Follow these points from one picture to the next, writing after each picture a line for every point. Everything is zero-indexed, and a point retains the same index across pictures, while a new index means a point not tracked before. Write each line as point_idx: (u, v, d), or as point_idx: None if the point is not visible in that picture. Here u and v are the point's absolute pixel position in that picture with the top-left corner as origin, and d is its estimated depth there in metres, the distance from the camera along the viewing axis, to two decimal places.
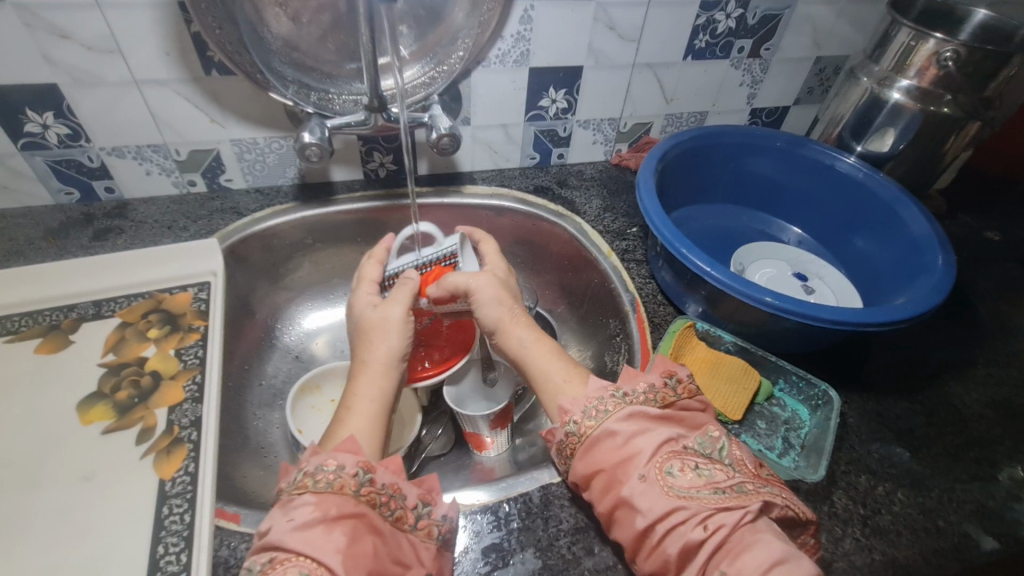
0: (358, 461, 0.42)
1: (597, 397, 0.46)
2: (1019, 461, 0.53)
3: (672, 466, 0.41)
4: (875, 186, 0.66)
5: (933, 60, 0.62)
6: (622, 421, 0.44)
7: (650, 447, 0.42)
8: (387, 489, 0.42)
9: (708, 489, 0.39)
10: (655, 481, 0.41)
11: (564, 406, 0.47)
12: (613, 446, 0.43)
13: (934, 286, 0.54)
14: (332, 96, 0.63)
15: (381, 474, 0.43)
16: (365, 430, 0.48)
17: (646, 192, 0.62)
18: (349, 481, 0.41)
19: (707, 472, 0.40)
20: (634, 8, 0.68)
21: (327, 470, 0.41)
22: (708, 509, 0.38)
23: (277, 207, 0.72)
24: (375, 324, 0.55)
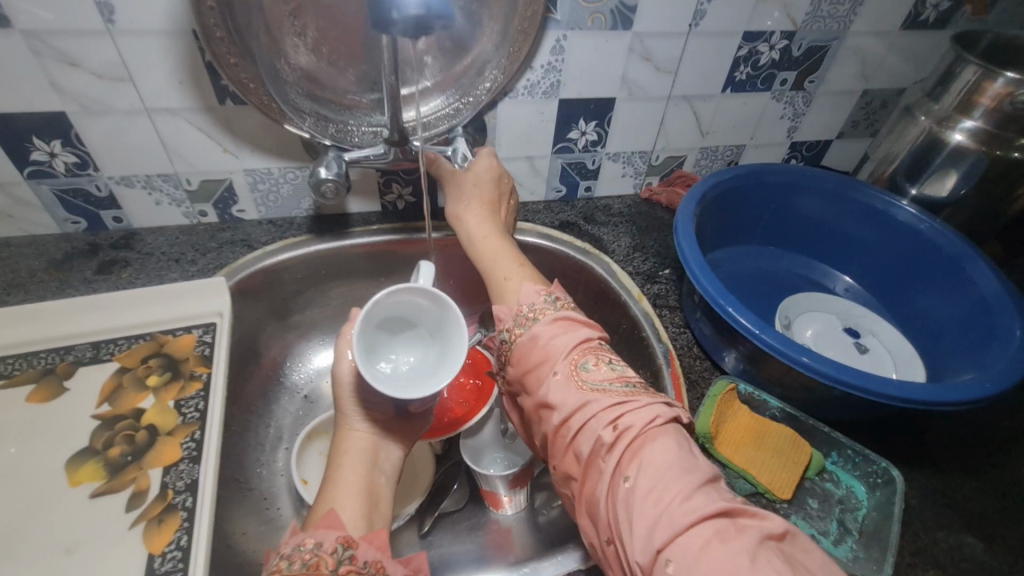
0: (338, 537, 0.40)
1: (530, 304, 0.49)
2: None
3: (586, 362, 0.43)
4: (937, 237, 0.60)
5: (1003, 101, 0.57)
6: (548, 323, 0.47)
7: (571, 342, 0.45)
8: (369, 567, 0.40)
9: (616, 382, 0.42)
10: (569, 378, 0.43)
11: (500, 316, 0.50)
12: (539, 345, 0.46)
13: (1015, 358, 0.49)
14: (351, 127, 0.60)
15: (363, 549, 0.40)
16: (351, 493, 0.45)
17: (685, 238, 0.57)
18: (327, 559, 0.39)
19: (616, 365, 0.43)
20: (672, 39, 0.64)
21: (303, 549, 0.39)
22: (615, 398, 0.41)
23: (289, 239, 0.68)
24: (343, 386, 0.50)
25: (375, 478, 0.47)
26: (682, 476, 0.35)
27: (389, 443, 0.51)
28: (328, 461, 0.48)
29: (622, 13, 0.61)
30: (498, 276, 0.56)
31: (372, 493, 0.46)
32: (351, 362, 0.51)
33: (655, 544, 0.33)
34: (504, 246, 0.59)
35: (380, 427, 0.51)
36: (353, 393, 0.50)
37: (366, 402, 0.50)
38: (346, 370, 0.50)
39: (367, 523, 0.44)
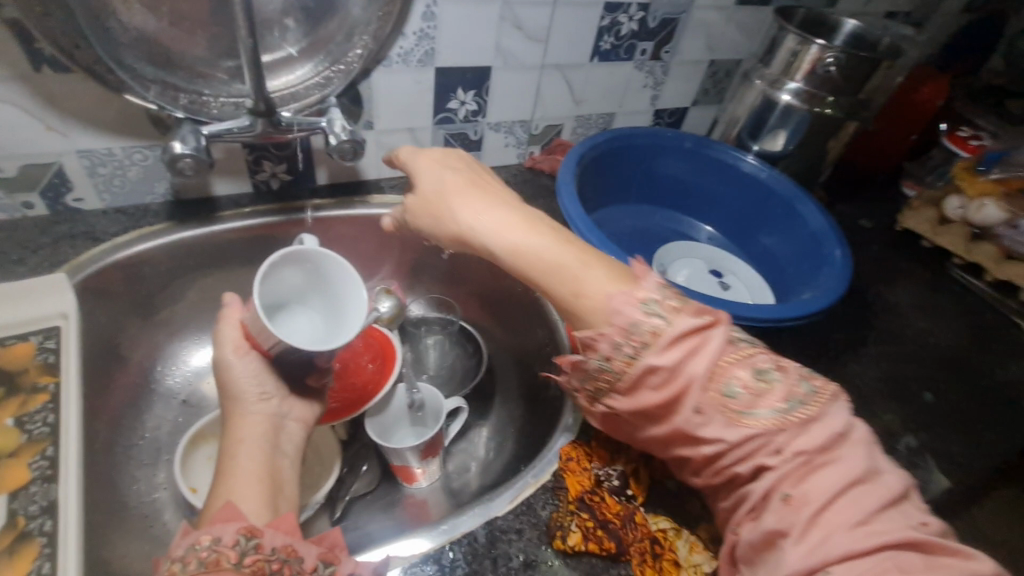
0: (239, 528, 0.38)
1: (628, 322, 0.40)
2: (912, 430, 0.59)
3: (732, 383, 0.38)
4: (773, 184, 0.69)
5: (817, 66, 0.66)
6: (665, 349, 0.38)
7: (703, 361, 0.38)
8: (279, 553, 0.37)
9: (773, 404, 0.37)
10: (710, 405, 0.38)
11: (586, 339, 0.41)
12: (622, 374, 0.40)
13: (839, 275, 0.58)
14: (206, 99, 0.55)
15: (269, 536, 0.38)
16: (252, 476, 0.42)
17: (568, 196, 0.60)
18: (228, 554, 0.36)
19: (772, 377, 0.38)
20: (540, 8, 0.66)
21: (199, 548, 0.36)
22: (779, 424, 0.37)
23: (145, 229, 0.61)
24: (230, 369, 0.48)
25: (277, 459, 0.46)
26: (862, 497, 0.34)
27: (288, 421, 0.49)
28: (221, 449, 0.45)
29: None
30: (564, 282, 0.43)
31: (275, 475, 0.44)
32: (236, 342, 0.49)
33: (817, 564, 0.32)
34: (499, 206, 0.47)
35: (278, 405, 0.49)
36: (243, 370, 0.48)
37: (259, 382, 0.49)
38: (230, 351, 0.48)
39: (271, 507, 0.41)
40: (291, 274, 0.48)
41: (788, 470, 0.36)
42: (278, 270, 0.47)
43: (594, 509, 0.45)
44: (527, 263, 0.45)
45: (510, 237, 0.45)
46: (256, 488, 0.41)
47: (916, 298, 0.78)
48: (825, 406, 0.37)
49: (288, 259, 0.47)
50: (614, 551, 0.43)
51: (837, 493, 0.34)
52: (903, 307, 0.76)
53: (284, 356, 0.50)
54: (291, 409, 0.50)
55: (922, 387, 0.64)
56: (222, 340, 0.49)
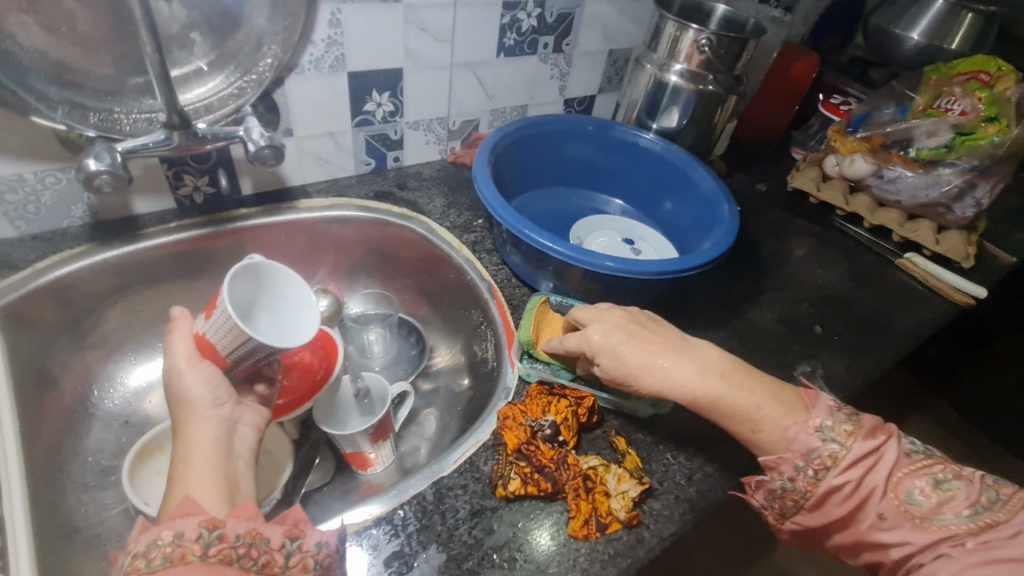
0: (201, 521, 0.38)
1: (809, 449, 0.46)
2: (804, 358, 0.68)
3: (911, 491, 0.44)
4: (670, 156, 0.77)
5: (695, 48, 0.74)
6: (845, 470, 0.45)
7: (881, 471, 0.44)
8: (243, 539, 0.39)
9: (956, 510, 0.42)
10: (897, 511, 0.43)
11: (768, 461, 0.47)
12: (867, 465, 0.45)
13: (727, 231, 0.66)
14: (117, 116, 0.56)
15: (231, 526, 0.39)
16: (208, 477, 0.41)
17: (484, 182, 0.65)
18: (193, 547, 0.36)
19: (952, 488, 0.43)
20: (442, 9, 0.71)
21: (161, 544, 0.36)
22: (968, 532, 0.41)
23: (66, 252, 0.61)
24: (180, 377, 0.45)
25: (233, 462, 0.44)
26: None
27: (242, 427, 0.47)
28: (172, 455, 0.42)
29: None
30: (741, 421, 0.48)
31: (230, 478, 0.42)
32: (189, 352, 0.46)
33: None
34: (650, 350, 0.51)
35: (231, 411, 0.47)
36: (195, 377, 0.45)
37: (213, 390, 0.46)
38: (182, 360, 0.46)
39: (229, 500, 0.41)
40: (244, 290, 0.48)
41: (959, 561, 0.40)
42: (232, 283, 0.46)
43: (531, 457, 0.50)
44: (714, 410, 0.49)
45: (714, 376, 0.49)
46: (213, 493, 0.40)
47: (807, 249, 0.88)
48: (1004, 516, 0.41)
49: (244, 269, 0.48)
50: (551, 490, 0.48)
51: (1014, 560, 0.38)
52: (796, 257, 0.86)
53: (238, 365, 0.48)
54: (243, 412, 0.48)
55: (813, 321, 0.74)
56: (173, 350, 0.46)
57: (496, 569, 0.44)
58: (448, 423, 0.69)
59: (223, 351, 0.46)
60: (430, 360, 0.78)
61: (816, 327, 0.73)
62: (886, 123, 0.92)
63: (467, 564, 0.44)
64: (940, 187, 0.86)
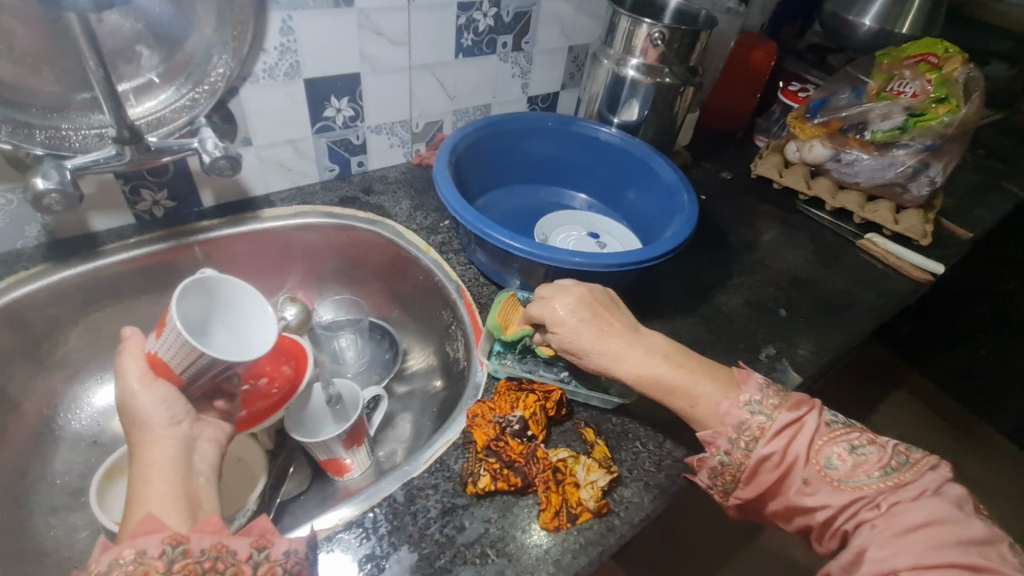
0: (164, 537, 0.37)
1: (739, 422, 0.48)
2: (771, 341, 0.69)
3: (831, 456, 0.45)
4: (631, 148, 0.78)
5: (648, 41, 0.75)
6: (772, 439, 0.47)
7: (804, 441, 0.46)
8: (209, 552, 0.38)
9: (868, 471, 0.44)
10: (820, 478, 0.45)
11: (707, 437, 0.49)
12: (793, 435, 0.47)
13: (686, 219, 0.67)
14: (66, 132, 0.55)
15: (197, 539, 0.38)
16: (166, 496, 0.40)
17: (445, 183, 0.65)
18: (156, 563, 0.36)
19: (867, 452, 0.45)
20: (396, 13, 0.71)
21: (123, 563, 0.36)
22: (879, 491, 0.43)
23: (21, 274, 0.60)
24: (135, 398, 0.44)
25: (192, 480, 0.43)
26: (935, 515, 0.41)
27: (201, 444, 0.46)
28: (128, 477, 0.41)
29: None
30: (682, 398, 0.50)
31: (194, 495, 0.42)
32: (143, 371, 0.45)
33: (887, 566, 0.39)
34: (603, 331, 0.53)
35: (189, 428, 0.45)
36: (147, 398, 0.44)
37: (169, 408, 0.45)
38: (134, 380, 0.45)
39: (191, 517, 0.40)
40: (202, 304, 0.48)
41: (880, 527, 0.42)
42: (185, 296, 0.46)
43: (500, 453, 0.50)
44: (658, 387, 0.51)
45: (663, 358, 0.52)
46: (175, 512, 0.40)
47: (773, 234, 0.90)
48: (912, 475, 0.44)
49: (200, 283, 0.48)
50: (521, 484, 0.49)
51: (923, 524, 0.40)
52: (762, 242, 0.87)
53: (196, 382, 0.47)
54: (203, 428, 0.47)
55: (778, 304, 0.75)
56: (125, 371, 0.45)
57: (469, 565, 0.44)
58: (423, 425, 0.69)
59: (178, 367, 0.45)
60: (404, 363, 0.78)
61: (782, 310, 0.75)
62: (843, 107, 0.93)
63: (439, 562, 0.44)
64: (896, 167, 0.88)
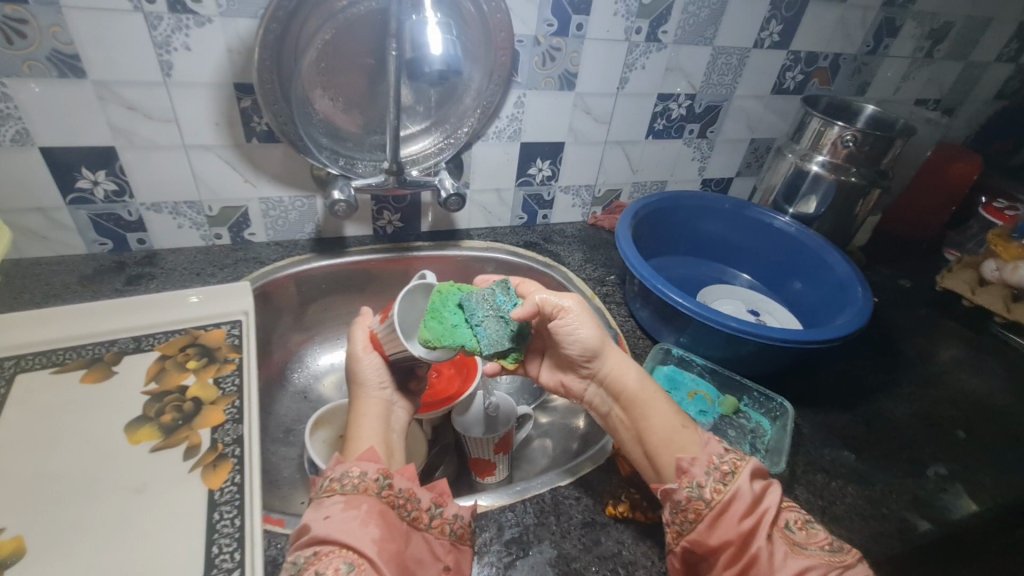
0: (378, 468, 0.49)
1: (716, 454, 0.48)
2: (941, 460, 0.65)
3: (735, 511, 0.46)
4: (804, 239, 0.81)
5: (839, 142, 0.79)
6: (746, 480, 0.46)
7: (774, 497, 0.45)
8: (404, 492, 0.48)
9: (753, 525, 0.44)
10: (779, 539, 0.43)
11: (682, 464, 0.47)
12: (763, 490, 0.46)
13: (859, 313, 0.67)
14: (357, 161, 0.74)
15: (398, 479, 0.49)
16: (376, 438, 0.54)
17: (625, 241, 0.73)
18: (373, 484, 0.47)
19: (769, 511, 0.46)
20: (606, 98, 0.84)
21: (352, 475, 0.47)
22: (835, 563, 0.41)
23: (296, 257, 0.80)
24: (359, 361, 0.60)
25: (389, 434, 0.57)
26: None
27: (397, 407, 0.61)
28: (349, 420, 0.57)
29: (567, 77, 0.80)
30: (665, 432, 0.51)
31: (388, 442, 0.56)
32: (364, 343, 0.61)
33: None
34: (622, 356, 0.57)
35: (390, 394, 0.61)
36: (365, 364, 0.60)
37: (379, 374, 0.60)
38: (360, 349, 0.61)
39: (391, 462, 0.53)
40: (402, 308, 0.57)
41: None
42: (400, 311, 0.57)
43: (641, 487, 0.56)
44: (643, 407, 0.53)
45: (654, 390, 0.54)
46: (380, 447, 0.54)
47: (956, 352, 0.83)
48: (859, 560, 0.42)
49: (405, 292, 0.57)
50: (657, 520, 0.53)
51: None
52: (941, 358, 0.82)
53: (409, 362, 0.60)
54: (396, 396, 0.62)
55: (954, 425, 0.70)
56: (355, 339, 0.62)
57: None
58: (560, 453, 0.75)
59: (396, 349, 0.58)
60: (549, 395, 0.85)
61: (958, 432, 0.69)
62: None
63: (574, 564, 0.49)
64: None
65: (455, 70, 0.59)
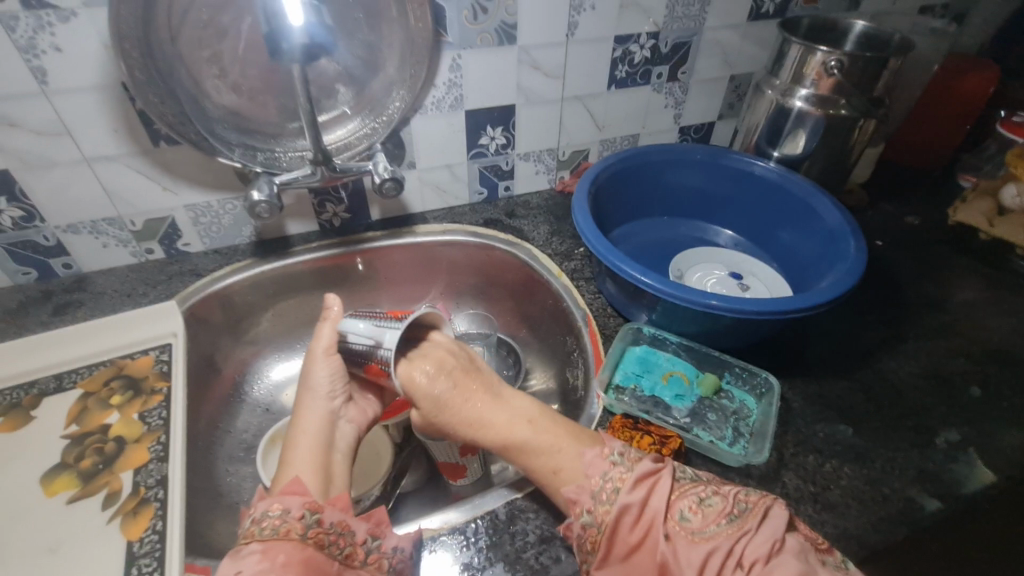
0: (303, 503, 0.44)
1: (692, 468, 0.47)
2: (954, 425, 0.57)
3: (682, 510, 0.42)
4: (790, 185, 0.72)
5: (822, 70, 0.68)
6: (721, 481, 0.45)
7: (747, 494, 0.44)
8: (335, 527, 0.44)
9: (719, 522, 0.40)
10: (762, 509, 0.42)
11: (570, 496, 0.44)
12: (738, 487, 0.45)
13: (850, 270, 0.59)
14: (278, 155, 0.67)
15: (328, 513, 0.45)
16: (309, 466, 0.49)
17: (581, 212, 0.65)
18: (296, 525, 0.43)
19: (712, 503, 0.41)
20: (554, 48, 0.75)
21: (272, 516, 0.43)
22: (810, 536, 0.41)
23: (235, 265, 0.74)
24: (316, 365, 0.55)
25: (332, 456, 0.51)
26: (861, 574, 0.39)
27: (344, 423, 0.55)
28: (285, 437, 0.52)
29: (505, 30, 0.70)
30: (545, 464, 0.47)
31: (327, 464, 0.50)
32: (327, 345, 0.56)
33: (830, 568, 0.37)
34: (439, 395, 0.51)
35: (338, 406, 0.55)
36: (319, 368, 0.55)
37: (332, 382, 0.55)
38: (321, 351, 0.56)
39: (326, 491, 0.47)
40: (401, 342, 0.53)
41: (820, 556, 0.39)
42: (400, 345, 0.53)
43: None
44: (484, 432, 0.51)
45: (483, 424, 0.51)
46: (315, 470, 0.49)
47: (974, 294, 0.74)
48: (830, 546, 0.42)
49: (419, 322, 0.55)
50: None
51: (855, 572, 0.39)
52: (956, 302, 0.73)
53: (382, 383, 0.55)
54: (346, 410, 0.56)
55: (969, 381, 0.62)
56: (321, 338, 0.56)
57: None
58: None
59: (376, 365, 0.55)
60: (525, 382, 0.79)
61: (974, 389, 0.61)
62: None
63: None
64: None
65: (320, 46, 0.51)
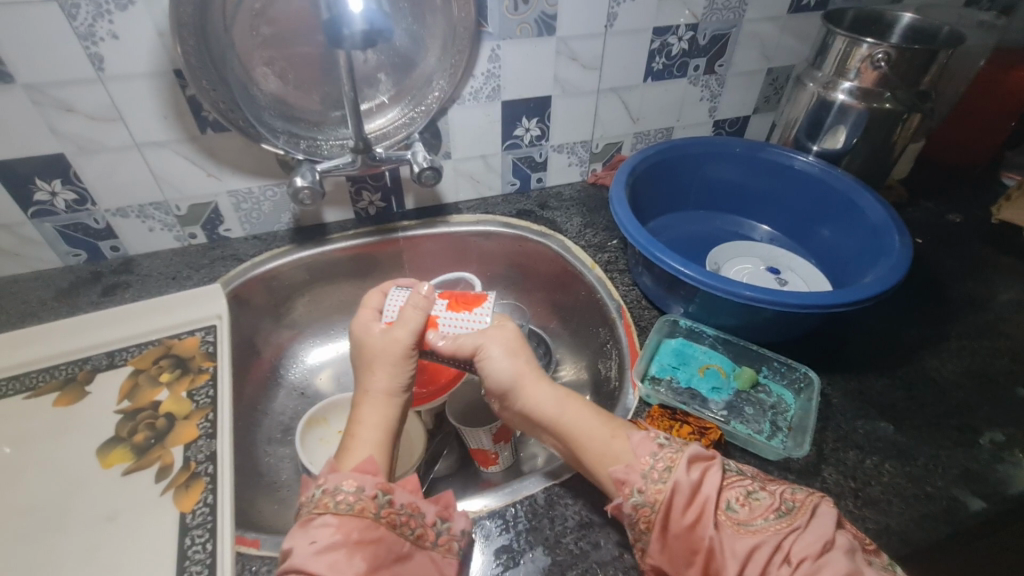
0: (377, 483, 0.46)
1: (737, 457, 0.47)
2: (998, 425, 0.56)
3: (730, 500, 0.42)
4: (831, 180, 0.71)
5: (867, 63, 0.67)
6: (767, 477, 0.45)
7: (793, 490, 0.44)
8: (406, 508, 0.45)
9: (767, 516, 0.40)
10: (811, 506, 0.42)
11: (619, 474, 0.45)
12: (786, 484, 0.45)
13: (894, 265, 0.58)
14: (320, 143, 0.68)
15: (399, 494, 0.46)
16: (376, 449, 0.50)
17: (619, 204, 0.65)
18: (370, 503, 0.44)
19: (761, 496, 0.41)
20: (593, 39, 0.74)
21: (347, 492, 0.44)
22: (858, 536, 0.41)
23: (275, 250, 0.76)
24: (376, 344, 0.55)
25: (394, 441, 0.52)
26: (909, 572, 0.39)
27: (400, 405, 0.54)
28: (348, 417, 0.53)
29: (545, 20, 0.70)
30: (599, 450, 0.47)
31: (391, 449, 0.51)
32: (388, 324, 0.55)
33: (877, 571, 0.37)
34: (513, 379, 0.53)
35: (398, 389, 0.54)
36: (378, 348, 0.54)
37: (393, 363, 0.53)
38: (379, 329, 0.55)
39: (396, 474, 0.48)
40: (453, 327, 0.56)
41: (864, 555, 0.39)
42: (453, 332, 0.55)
43: None
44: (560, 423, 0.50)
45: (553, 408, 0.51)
46: (381, 453, 0.49)
47: (1018, 294, 0.73)
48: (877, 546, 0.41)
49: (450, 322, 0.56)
50: None
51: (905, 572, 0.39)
52: (1000, 302, 0.71)
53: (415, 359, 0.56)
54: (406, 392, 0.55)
55: (1014, 382, 0.61)
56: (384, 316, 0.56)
57: None
58: None
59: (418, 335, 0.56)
60: (556, 372, 0.80)
61: (1019, 390, 0.60)
62: None
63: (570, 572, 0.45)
64: None
65: (379, 32, 0.52)
